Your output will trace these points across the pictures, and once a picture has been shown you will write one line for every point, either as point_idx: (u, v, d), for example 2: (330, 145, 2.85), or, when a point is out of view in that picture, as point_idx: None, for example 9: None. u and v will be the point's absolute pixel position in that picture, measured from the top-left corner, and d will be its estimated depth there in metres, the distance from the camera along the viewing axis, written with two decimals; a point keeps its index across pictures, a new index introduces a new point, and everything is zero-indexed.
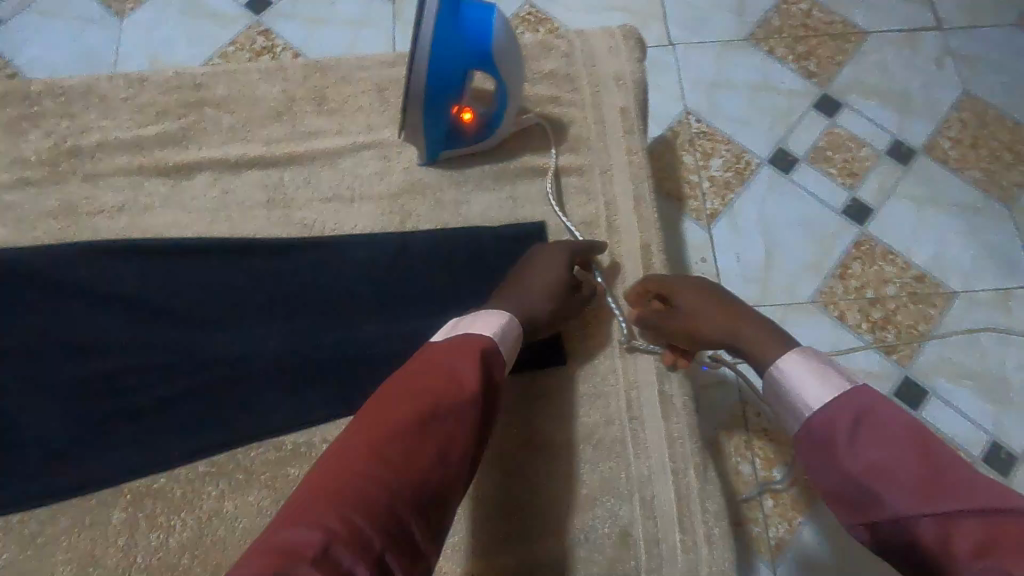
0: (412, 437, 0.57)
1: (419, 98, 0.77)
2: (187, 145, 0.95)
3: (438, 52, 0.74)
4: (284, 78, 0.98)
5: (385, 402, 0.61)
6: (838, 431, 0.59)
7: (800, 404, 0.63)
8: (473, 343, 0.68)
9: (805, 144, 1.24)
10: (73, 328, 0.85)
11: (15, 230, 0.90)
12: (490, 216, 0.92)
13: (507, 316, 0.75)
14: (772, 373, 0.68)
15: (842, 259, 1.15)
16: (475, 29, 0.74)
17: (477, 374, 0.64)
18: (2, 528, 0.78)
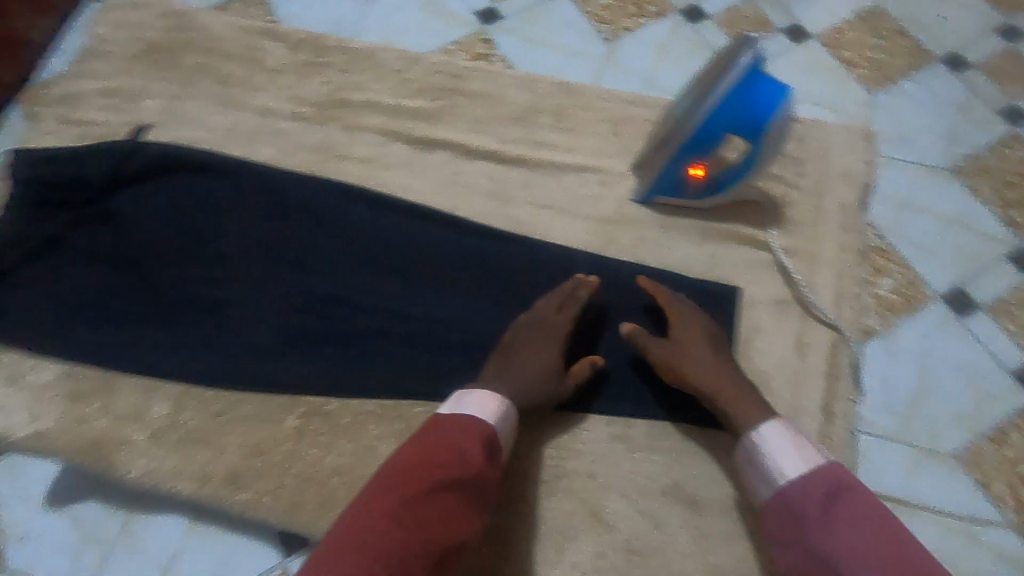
0: (424, 504, 0.63)
1: (677, 142, 0.83)
2: (434, 123, 1.05)
3: (716, 115, 0.77)
4: (533, 89, 1.07)
5: (405, 469, 0.66)
6: (814, 502, 0.66)
7: (777, 472, 0.70)
8: (484, 429, 0.73)
9: (990, 293, 1.07)
10: (302, 248, 0.95)
11: (279, 152, 1.04)
12: (690, 268, 0.93)
13: (503, 406, 0.76)
14: (743, 437, 0.75)
15: (1005, 421, 0.99)
16: (761, 105, 0.76)
17: (481, 455, 0.70)
18: (198, 397, 0.88)
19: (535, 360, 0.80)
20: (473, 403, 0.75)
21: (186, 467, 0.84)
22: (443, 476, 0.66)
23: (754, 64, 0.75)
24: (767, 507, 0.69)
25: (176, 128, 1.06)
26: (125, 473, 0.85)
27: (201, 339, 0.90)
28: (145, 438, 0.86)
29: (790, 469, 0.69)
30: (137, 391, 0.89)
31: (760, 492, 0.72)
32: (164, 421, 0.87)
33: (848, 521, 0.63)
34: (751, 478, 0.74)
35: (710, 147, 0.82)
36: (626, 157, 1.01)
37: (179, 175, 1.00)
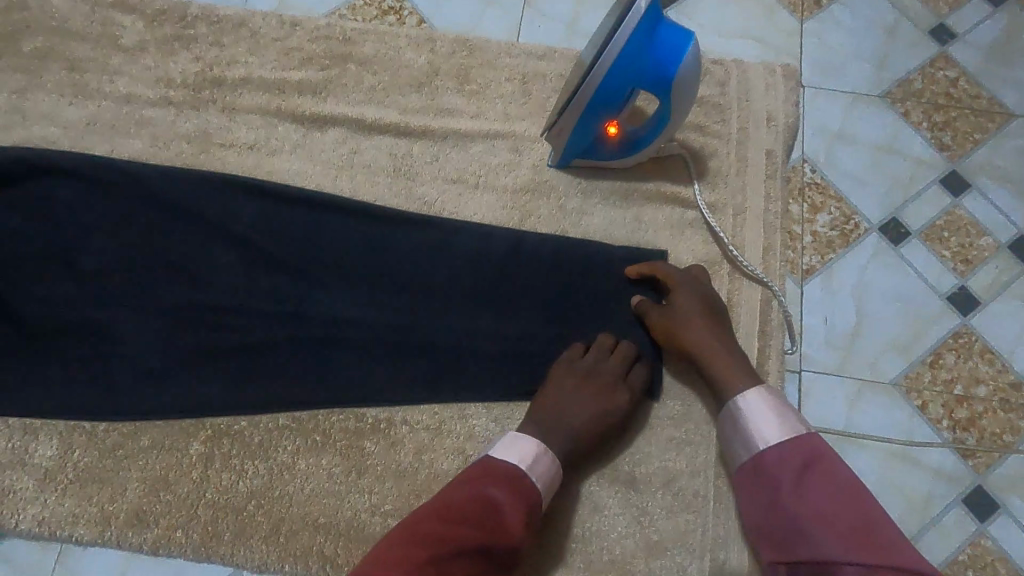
0: (449, 565, 0.62)
1: (582, 105, 0.74)
2: (324, 97, 0.94)
3: (616, 70, 0.70)
4: (431, 49, 0.97)
5: (433, 521, 0.65)
6: (789, 471, 0.68)
7: (758, 439, 0.71)
8: (529, 490, 0.69)
9: (922, 220, 1.05)
10: (186, 254, 0.85)
11: (150, 145, 0.92)
12: (613, 234, 0.88)
13: (553, 463, 0.72)
14: (726, 406, 0.74)
15: (936, 347, 0.99)
16: (666, 55, 0.70)
17: (520, 525, 0.66)
18: (87, 433, 0.79)
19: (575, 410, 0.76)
20: (530, 457, 0.72)
21: (82, 511, 0.77)
22: (470, 537, 0.64)
23: (650, 8, 0.67)
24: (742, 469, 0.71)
25: (23, 127, 0.92)
26: (14, 526, 0.76)
27: (83, 371, 0.81)
28: (32, 484, 0.77)
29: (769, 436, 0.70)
30: (16, 434, 0.79)
31: (736, 455, 0.73)
32: (52, 463, 0.78)
33: (820, 491, 0.66)
34: (728, 441, 0.74)
35: (619, 105, 0.74)
36: (538, 118, 0.93)
37: (31, 182, 0.87)
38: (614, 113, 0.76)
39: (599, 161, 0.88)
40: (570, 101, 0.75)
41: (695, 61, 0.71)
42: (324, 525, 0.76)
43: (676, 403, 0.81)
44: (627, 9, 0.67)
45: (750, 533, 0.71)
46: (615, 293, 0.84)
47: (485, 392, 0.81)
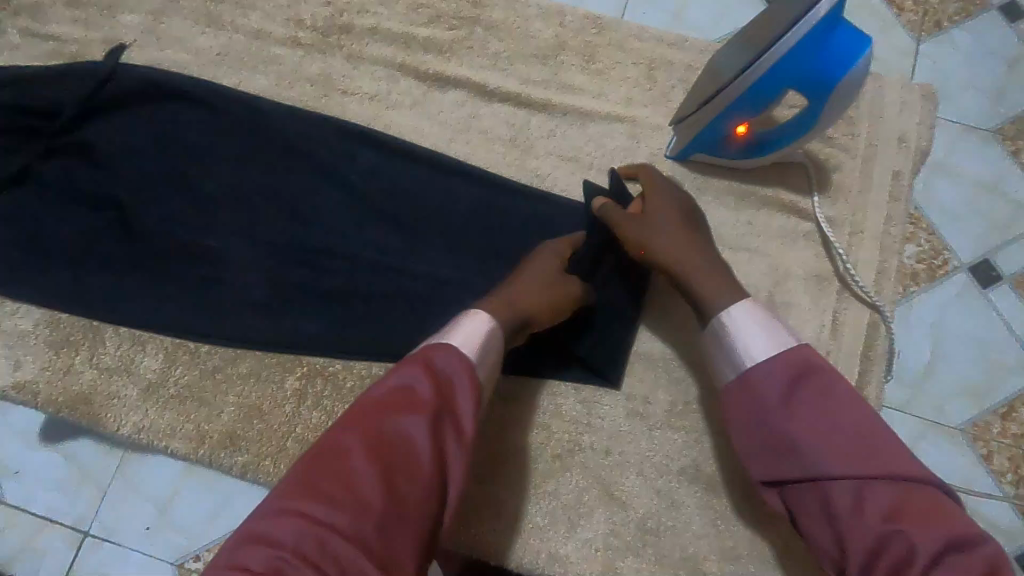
0: (355, 467, 0.53)
1: (729, 102, 0.72)
2: (449, 57, 0.93)
3: (781, 69, 0.68)
4: (560, 23, 0.95)
5: (341, 426, 0.56)
6: (781, 388, 0.62)
7: (745, 358, 0.64)
8: (447, 360, 0.59)
9: (1017, 266, 1.00)
10: (301, 194, 0.87)
11: (275, 83, 0.93)
12: (724, 235, 0.86)
13: (480, 322, 0.64)
14: (710, 328, 0.68)
15: (1012, 400, 0.95)
16: (832, 62, 0.67)
17: (432, 390, 0.57)
18: (191, 352, 0.83)
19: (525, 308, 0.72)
20: (445, 330, 0.64)
21: (179, 425, 0.80)
22: (379, 424, 0.55)
23: (831, 13, 0.65)
24: (728, 390, 0.65)
25: (157, 50, 0.94)
26: (115, 430, 0.80)
27: (191, 292, 0.83)
28: (135, 393, 0.81)
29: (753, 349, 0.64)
30: (125, 343, 0.83)
31: (721, 374, 0.67)
32: (156, 375, 0.82)
33: (815, 407, 0.60)
34: (715, 362, 0.68)
35: (767, 106, 0.72)
36: (660, 107, 0.91)
37: (160, 103, 0.90)
38: (760, 112, 0.74)
39: (715, 159, 0.86)
40: (717, 94, 0.73)
41: (861, 74, 0.68)
42: None
43: None
44: (805, 8, 0.65)
45: (737, 449, 0.66)
46: None
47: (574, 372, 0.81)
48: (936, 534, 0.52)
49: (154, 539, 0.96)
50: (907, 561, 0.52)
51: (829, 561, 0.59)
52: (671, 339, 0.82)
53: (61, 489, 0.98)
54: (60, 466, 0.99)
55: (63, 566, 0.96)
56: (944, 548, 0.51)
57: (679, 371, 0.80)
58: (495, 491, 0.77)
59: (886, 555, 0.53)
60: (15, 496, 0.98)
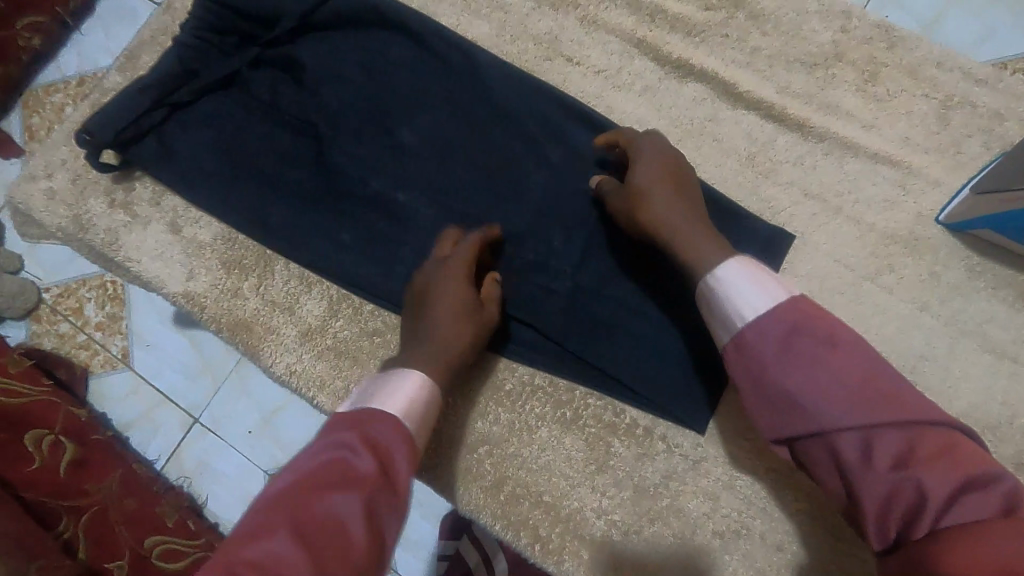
0: (280, 549, 0.44)
1: None
2: (698, 42, 0.80)
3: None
4: (843, 26, 0.78)
5: (255, 509, 0.48)
6: (774, 342, 0.54)
7: (737, 317, 0.57)
8: (386, 421, 0.54)
9: None
10: (501, 166, 0.78)
11: (496, 33, 0.83)
12: (990, 335, 0.70)
13: (413, 379, 0.59)
14: (702, 290, 0.61)
15: None
16: None
17: (365, 461, 0.50)
18: (355, 307, 0.79)
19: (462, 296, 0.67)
20: (376, 390, 0.58)
21: (330, 380, 0.77)
22: (306, 497, 0.47)
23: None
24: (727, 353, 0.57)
25: None
26: (269, 366, 0.78)
27: (368, 245, 0.78)
28: (293, 334, 0.78)
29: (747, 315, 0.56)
30: (293, 280, 0.80)
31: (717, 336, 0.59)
32: (317, 321, 0.78)
33: (808, 357, 0.53)
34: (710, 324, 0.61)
35: None
36: (946, 156, 0.74)
37: (376, 31, 0.83)
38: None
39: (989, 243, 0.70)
40: None
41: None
42: (547, 504, 0.71)
43: None
44: None
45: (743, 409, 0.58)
46: (958, 405, 0.69)
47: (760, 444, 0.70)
48: (948, 475, 0.46)
49: (252, 445, 0.98)
50: (921, 507, 0.47)
51: (842, 510, 0.53)
52: None
53: (182, 371, 1.00)
54: (186, 349, 1.01)
55: (173, 445, 0.99)
56: (961, 491, 0.46)
57: None
58: (641, 549, 0.70)
59: (899, 504, 0.48)
60: (143, 366, 1.01)
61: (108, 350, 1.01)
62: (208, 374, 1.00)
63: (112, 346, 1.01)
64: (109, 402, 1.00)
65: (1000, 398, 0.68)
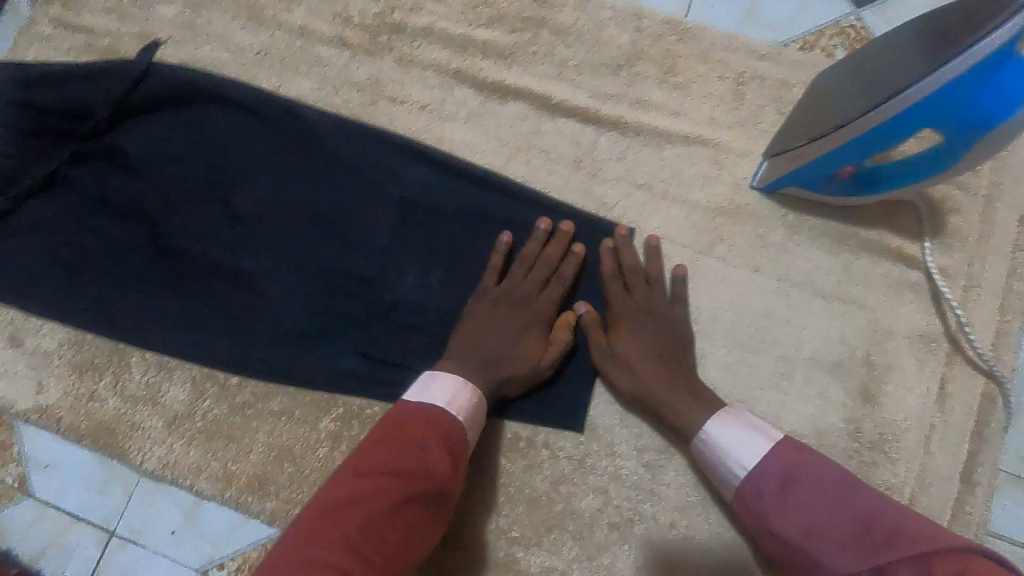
0: (381, 527, 0.53)
1: (848, 136, 0.62)
2: (510, 64, 0.84)
3: (925, 112, 0.57)
4: (636, 27, 0.84)
5: (350, 490, 0.55)
6: (772, 491, 0.58)
7: (733, 467, 0.61)
8: (452, 426, 0.61)
9: None
10: (342, 216, 0.79)
11: (318, 88, 0.85)
12: (817, 282, 0.75)
13: (476, 397, 0.65)
14: (693, 445, 0.65)
15: None
16: (988, 107, 0.55)
17: (446, 459, 0.58)
18: (219, 384, 0.76)
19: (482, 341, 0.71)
20: (444, 394, 0.63)
21: (205, 464, 0.74)
22: (400, 489, 0.55)
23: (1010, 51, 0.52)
24: (733, 502, 0.61)
25: (195, 46, 0.86)
26: (140, 464, 0.75)
27: (221, 317, 0.77)
28: (160, 425, 0.75)
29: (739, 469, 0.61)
30: (152, 370, 0.77)
31: (723, 492, 0.63)
32: (182, 407, 0.76)
33: (806, 503, 0.56)
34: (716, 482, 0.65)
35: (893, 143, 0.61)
36: (748, 129, 0.80)
37: (198, 105, 0.82)
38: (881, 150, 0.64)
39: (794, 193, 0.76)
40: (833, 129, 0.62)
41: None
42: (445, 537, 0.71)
43: None
44: (967, 43, 0.52)
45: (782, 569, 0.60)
46: (802, 352, 0.73)
47: (637, 430, 0.72)
48: None
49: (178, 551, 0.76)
50: None
51: None
52: (747, 402, 0.72)
53: (88, 485, 0.77)
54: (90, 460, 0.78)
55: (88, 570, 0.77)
56: None
57: None
58: (545, 560, 0.70)
59: None
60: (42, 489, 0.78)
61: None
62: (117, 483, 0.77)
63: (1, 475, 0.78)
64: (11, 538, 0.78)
65: (835, 337, 0.74)
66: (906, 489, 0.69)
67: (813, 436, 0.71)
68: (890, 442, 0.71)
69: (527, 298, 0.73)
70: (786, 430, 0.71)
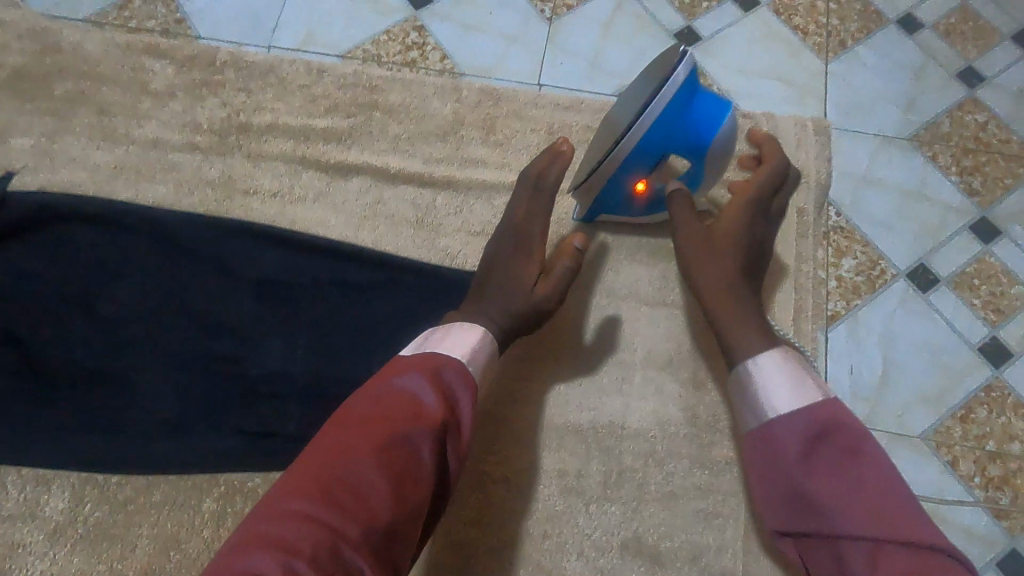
0: (371, 474, 0.55)
1: (614, 164, 0.73)
2: (349, 145, 0.94)
3: (665, 127, 0.70)
4: (457, 98, 0.96)
5: (350, 435, 0.58)
6: (797, 442, 0.64)
7: (768, 407, 0.66)
8: (446, 363, 0.67)
9: (953, 267, 0.95)
10: (206, 304, 0.85)
11: (174, 191, 0.91)
12: (640, 292, 0.85)
13: (484, 337, 0.72)
14: (734, 369, 0.71)
15: (965, 403, 0.89)
16: (701, 122, 0.71)
17: (439, 407, 0.62)
18: (100, 486, 0.78)
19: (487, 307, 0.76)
20: (447, 343, 0.70)
21: (90, 568, 0.75)
22: (389, 434, 0.58)
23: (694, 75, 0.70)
24: (750, 436, 0.67)
25: (50, 170, 0.92)
26: None
27: (100, 421, 0.81)
28: (42, 539, 0.76)
29: (774, 410, 0.66)
30: (29, 485, 0.78)
31: (744, 422, 0.69)
32: (62, 516, 0.77)
33: (830, 467, 0.62)
34: (739, 408, 0.70)
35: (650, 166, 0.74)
36: None
37: (57, 226, 0.88)
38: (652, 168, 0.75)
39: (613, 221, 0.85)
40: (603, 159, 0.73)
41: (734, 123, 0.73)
42: None
43: (702, 472, 0.78)
44: (665, 78, 0.69)
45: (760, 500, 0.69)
46: (638, 355, 0.82)
47: (502, 453, 0.78)
48: None
49: None
50: None
51: None
52: (596, 409, 0.80)
53: None
54: None
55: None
56: None
57: (608, 440, 0.79)
58: None
59: None
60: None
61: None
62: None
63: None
64: None
65: (663, 337, 0.83)
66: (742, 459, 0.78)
67: (657, 428, 0.79)
68: (723, 421, 0.80)
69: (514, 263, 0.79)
70: (633, 427, 0.79)
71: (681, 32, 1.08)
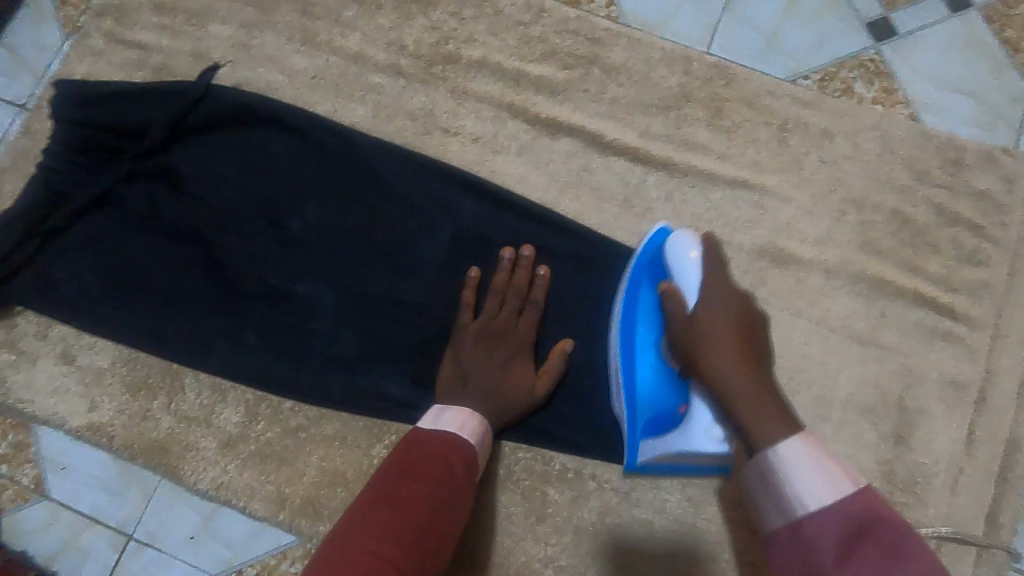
0: (422, 533, 0.56)
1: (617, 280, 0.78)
2: (562, 101, 0.86)
3: (642, 310, 0.71)
4: (685, 69, 0.86)
5: (399, 484, 0.59)
6: (831, 543, 0.47)
7: (791, 497, 0.49)
8: (469, 448, 0.66)
9: None
10: (393, 243, 0.80)
11: (373, 115, 0.86)
12: (854, 327, 0.79)
13: (482, 423, 0.69)
14: (755, 452, 0.53)
15: None
16: (646, 306, 0.72)
17: (465, 472, 0.63)
18: (274, 407, 0.78)
19: (517, 375, 0.74)
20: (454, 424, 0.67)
21: (259, 485, 0.76)
22: (433, 494, 0.59)
23: (655, 234, 0.73)
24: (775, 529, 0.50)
25: (248, 67, 0.87)
26: (194, 484, 0.77)
27: (273, 340, 0.78)
28: (214, 447, 0.77)
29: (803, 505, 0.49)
30: (205, 391, 0.79)
31: (765, 515, 0.51)
32: (235, 429, 0.78)
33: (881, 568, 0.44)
34: (753, 502, 0.53)
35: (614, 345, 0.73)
36: (791, 173, 0.83)
37: (251, 130, 0.83)
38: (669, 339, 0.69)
39: (675, 447, 0.67)
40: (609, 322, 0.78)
41: (691, 236, 0.70)
42: (494, 564, 0.74)
43: None
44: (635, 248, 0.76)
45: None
46: (839, 394, 0.77)
47: None
48: None
49: (195, 555, 0.89)
50: None
51: None
52: None
53: (106, 489, 0.90)
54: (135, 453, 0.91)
55: (105, 571, 0.89)
56: None
57: None
58: None
59: None
60: (59, 493, 0.90)
61: (16, 483, 0.90)
62: (134, 486, 0.89)
63: (19, 478, 0.90)
64: (26, 538, 0.90)
65: (871, 382, 0.77)
66: (934, 528, 0.74)
67: None
68: (921, 484, 0.75)
69: (507, 329, 0.75)
70: None
71: (877, 22, 0.89)
